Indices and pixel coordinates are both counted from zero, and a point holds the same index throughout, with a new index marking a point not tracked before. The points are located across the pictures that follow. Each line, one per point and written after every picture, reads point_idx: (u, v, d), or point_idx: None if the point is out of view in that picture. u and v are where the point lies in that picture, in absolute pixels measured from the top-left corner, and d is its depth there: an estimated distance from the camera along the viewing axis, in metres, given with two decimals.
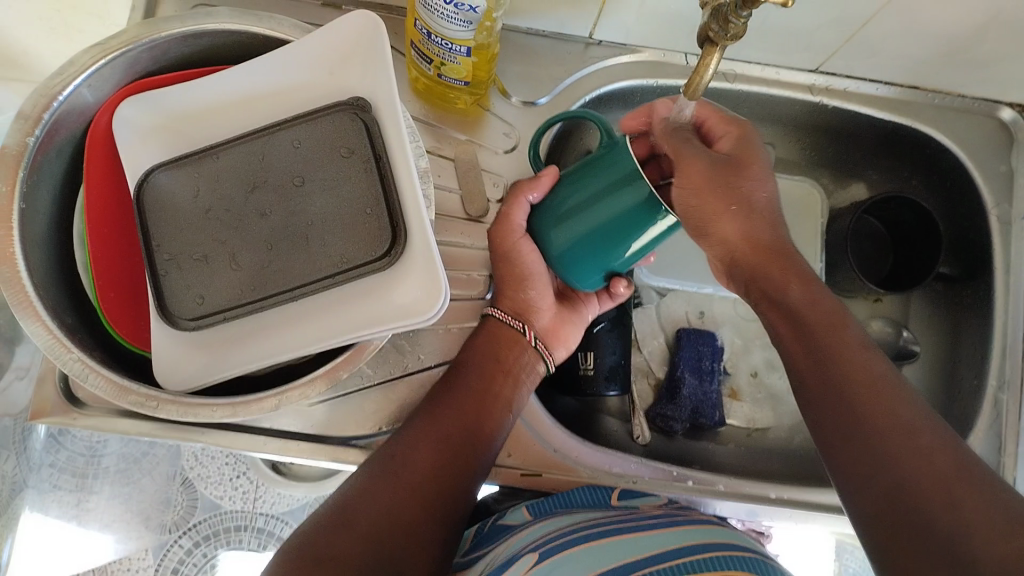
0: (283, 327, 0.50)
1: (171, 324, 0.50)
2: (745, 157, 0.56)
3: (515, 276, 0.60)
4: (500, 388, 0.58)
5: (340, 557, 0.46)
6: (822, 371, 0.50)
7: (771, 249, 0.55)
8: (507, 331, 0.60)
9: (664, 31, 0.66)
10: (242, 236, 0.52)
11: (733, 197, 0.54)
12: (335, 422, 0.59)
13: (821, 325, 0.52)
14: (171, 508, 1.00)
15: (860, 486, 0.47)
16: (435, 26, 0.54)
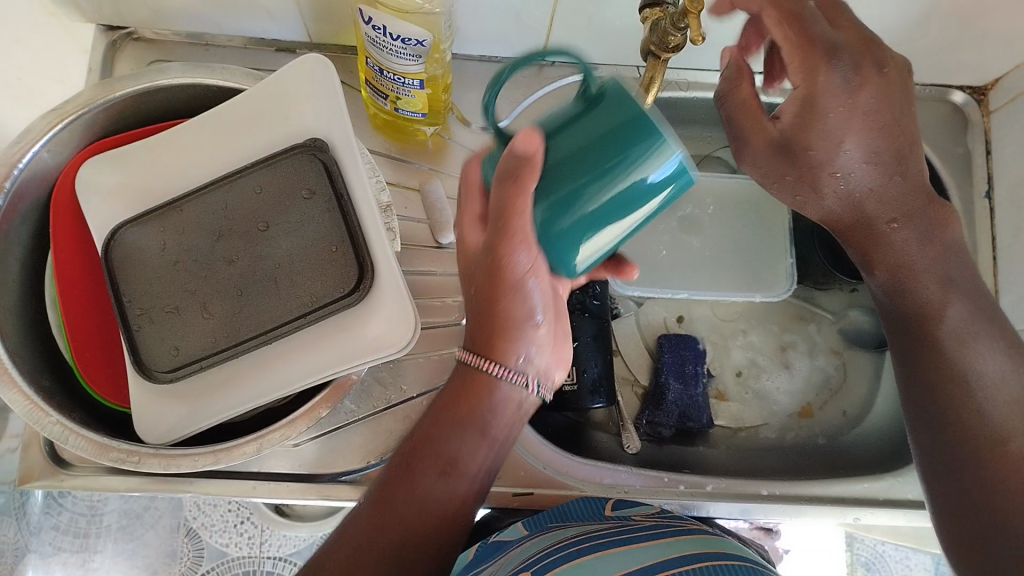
0: (261, 370, 0.51)
1: (148, 378, 0.50)
2: (802, 133, 0.51)
3: (513, 315, 0.47)
4: (466, 408, 0.49)
5: None
6: (914, 352, 0.54)
7: (884, 230, 0.54)
8: (483, 379, 0.49)
9: (613, 45, 0.67)
10: (210, 285, 0.52)
11: (808, 180, 0.53)
12: (324, 460, 0.60)
13: (914, 320, 0.54)
14: (177, 561, 1.01)
15: (945, 485, 0.52)
16: (385, 63, 0.55)
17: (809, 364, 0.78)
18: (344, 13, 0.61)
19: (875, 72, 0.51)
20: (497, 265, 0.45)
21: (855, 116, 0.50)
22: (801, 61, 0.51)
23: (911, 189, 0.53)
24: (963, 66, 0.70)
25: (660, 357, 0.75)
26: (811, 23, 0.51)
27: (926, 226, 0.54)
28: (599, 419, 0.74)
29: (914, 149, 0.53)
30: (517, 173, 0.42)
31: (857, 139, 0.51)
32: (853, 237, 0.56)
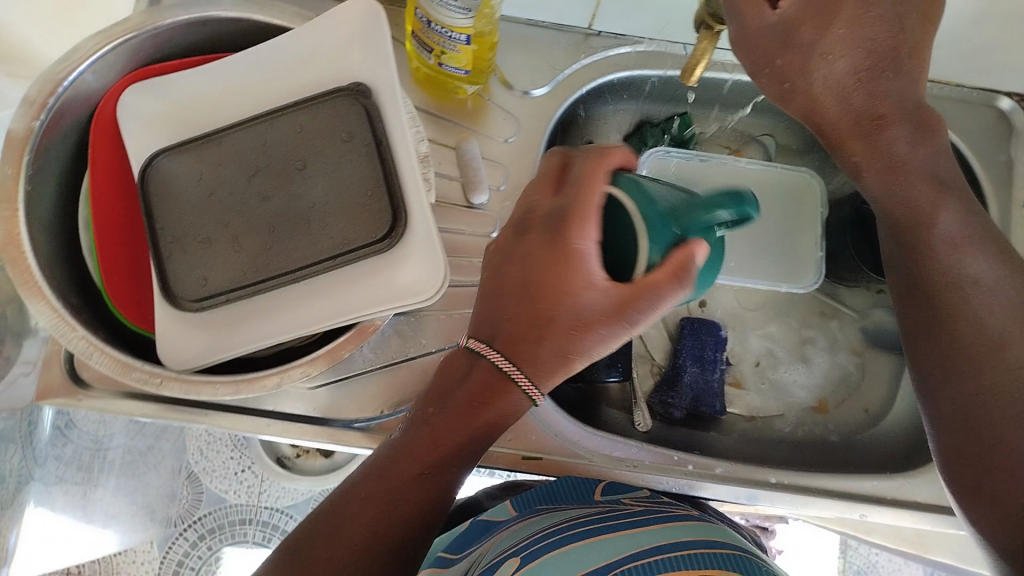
0: (287, 309, 0.51)
1: (177, 306, 0.51)
2: (795, 24, 0.53)
3: (537, 324, 0.47)
4: (424, 503, 0.50)
5: None
6: (913, 250, 0.54)
7: (864, 122, 0.54)
8: (497, 377, 0.48)
9: (662, 20, 0.67)
10: (243, 219, 0.52)
11: (783, 58, 0.54)
12: (336, 405, 0.60)
13: (906, 226, 0.54)
14: (176, 502, 1.05)
15: (936, 386, 0.51)
16: (435, 14, 0.56)
17: (825, 360, 0.77)
18: None
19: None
20: (602, 313, 0.46)
21: (844, 6, 0.52)
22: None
23: (906, 89, 0.53)
24: (1015, 70, 0.69)
25: (680, 339, 0.75)
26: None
27: (915, 129, 0.54)
28: (612, 398, 0.74)
29: (909, 54, 0.53)
30: (678, 278, 0.44)
31: (845, 29, 0.52)
32: (826, 128, 0.56)
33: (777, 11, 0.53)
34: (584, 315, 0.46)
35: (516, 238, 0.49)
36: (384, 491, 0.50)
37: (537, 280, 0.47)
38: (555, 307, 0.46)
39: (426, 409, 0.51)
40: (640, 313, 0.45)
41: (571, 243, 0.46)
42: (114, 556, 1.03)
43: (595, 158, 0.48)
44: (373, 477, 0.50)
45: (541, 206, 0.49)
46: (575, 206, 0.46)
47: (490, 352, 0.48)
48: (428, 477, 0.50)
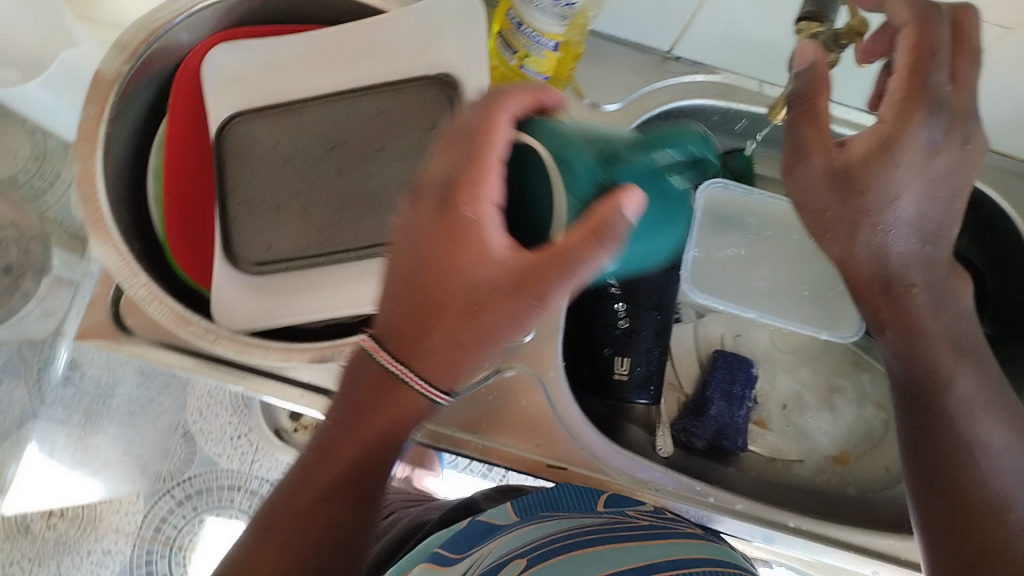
0: (347, 286, 0.51)
1: (237, 267, 0.51)
2: (856, 175, 0.49)
3: (431, 309, 0.43)
4: (337, 535, 0.50)
5: None
6: (919, 407, 0.53)
7: (898, 288, 0.52)
8: (381, 377, 0.45)
9: (744, 55, 0.66)
10: (314, 190, 0.52)
11: (835, 209, 0.51)
12: None
13: (918, 384, 0.53)
14: (168, 458, 1.06)
15: (942, 550, 0.49)
16: (527, 18, 0.56)
17: (853, 412, 0.77)
18: None
19: (956, 146, 0.49)
20: (504, 291, 0.41)
21: (919, 173, 0.49)
22: (899, 106, 0.48)
23: (941, 255, 0.52)
24: None
25: (712, 371, 0.75)
26: (931, 97, 0.48)
27: (945, 292, 0.53)
28: (636, 416, 0.74)
29: (956, 222, 0.52)
30: (595, 239, 0.38)
31: (911, 196, 0.49)
32: (861, 286, 0.53)
33: (844, 155, 0.50)
34: (485, 299, 0.42)
35: (410, 209, 0.44)
36: (293, 530, 0.49)
37: (432, 260, 0.42)
38: (451, 294, 0.42)
39: (321, 440, 0.50)
40: (558, 286, 0.40)
41: (464, 208, 0.41)
42: (100, 503, 1.04)
43: (483, 108, 0.41)
44: (283, 514, 0.49)
45: (429, 173, 0.43)
46: (469, 173, 0.40)
47: (387, 356, 0.44)
48: (336, 505, 0.50)
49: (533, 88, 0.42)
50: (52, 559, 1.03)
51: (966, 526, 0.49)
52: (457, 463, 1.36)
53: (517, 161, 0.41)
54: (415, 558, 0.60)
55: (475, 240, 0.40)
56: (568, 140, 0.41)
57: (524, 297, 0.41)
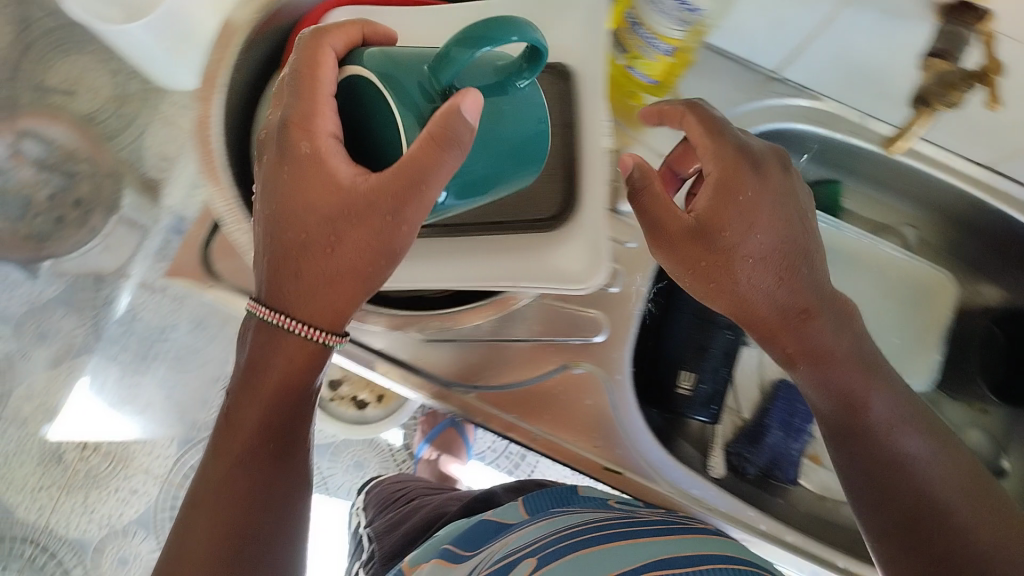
0: (440, 261, 0.52)
1: None
2: (718, 214, 0.50)
3: (300, 246, 0.45)
4: (260, 485, 0.50)
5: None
6: (844, 430, 0.53)
7: (792, 317, 0.52)
8: (268, 328, 0.48)
9: (851, 86, 0.64)
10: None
11: (710, 256, 0.50)
12: (423, 355, 0.66)
13: (842, 411, 0.53)
14: (204, 409, 1.12)
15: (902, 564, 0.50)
16: (647, 18, 0.55)
17: None
18: None
19: (777, 171, 0.52)
20: (358, 215, 0.44)
21: (760, 207, 0.51)
22: (717, 159, 0.51)
23: (819, 278, 0.52)
24: None
25: (773, 399, 0.75)
26: (732, 131, 0.53)
27: (835, 317, 0.53)
28: (689, 434, 0.73)
29: (815, 253, 0.53)
30: (439, 147, 0.41)
31: (760, 237, 0.51)
32: (747, 322, 0.53)
33: (693, 213, 0.51)
34: (341, 226, 0.45)
35: (258, 167, 0.47)
36: (217, 490, 0.50)
37: (280, 198, 0.45)
38: (309, 230, 0.45)
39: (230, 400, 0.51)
40: (413, 202, 0.43)
41: (311, 145, 0.44)
42: (133, 444, 1.10)
43: (303, 54, 0.45)
44: (209, 475, 0.50)
45: (268, 127, 0.47)
46: (301, 115, 0.44)
47: (259, 305, 0.48)
48: (256, 458, 0.50)
49: (353, 25, 0.47)
50: (79, 489, 1.08)
51: (920, 537, 0.49)
52: (483, 456, 1.38)
53: (364, 102, 0.44)
54: (427, 552, 0.63)
55: (325, 169, 0.44)
56: (399, 62, 0.44)
57: (385, 215, 0.43)
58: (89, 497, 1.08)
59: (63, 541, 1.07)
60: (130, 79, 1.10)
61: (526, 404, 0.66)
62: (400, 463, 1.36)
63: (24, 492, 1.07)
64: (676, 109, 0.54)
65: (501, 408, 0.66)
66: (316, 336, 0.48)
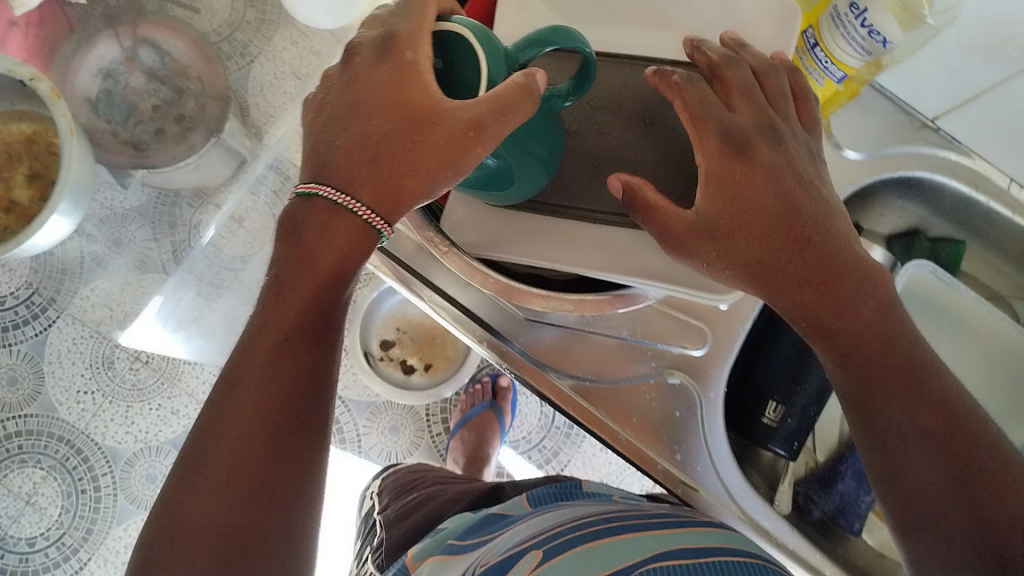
0: (571, 242, 0.51)
1: (477, 191, 0.53)
2: (724, 206, 0.46)
3: (366, 149, 0.44)
4: (302, 367, 0.45)
5: (218, 467, 0.42)
6: (871, 403, 0.47)
7: (810, 304, 0.46)
8: (324, 208, 0.44)
9: (1009, 146, 0.62)
10: (573, 141, 0.52)
11: (719, 245, 0.46)
12: (508, 325, 0.67)
13: (873, 385, 0.47)
14: None
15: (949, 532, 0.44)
16: (828, 42, 0.54)
17: None
18: None
19: (770, 145, 0.47)
20: (427, 128, 0.42)
21: (764, 190, 0.46)
22: (707, 148, 0.47)
23: (840, 247, 0.47)
24: None
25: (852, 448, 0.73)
26: (715, 106, 0.47)
27: (860, 289, 0.47)
28: (761, 464, 0.71)
29: (827, 220, 0.47)
30: (523, 99, 0.40)
31: (764, 213, 0.46)
32: (785, 303, 0.47)
33: (698, 208, 0.46)
34: (413, 136, 0.43)
35: (344, 71, 0.46)
36: (260, 369, 0.44)
37: (368, 104, 0.44)
38: (393, 127, 0.43)
39: (274, 276, 0.46)
40: (484, 141, 0.41)
41: (406, 58, 0.42)
42: (183, 365, 1.18)
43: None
44: (249, 355, 0.44)
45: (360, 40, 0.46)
46: (406, 32, 0.42)
47: (323, 186, 0.44)
48: (302, 337, 0.45)
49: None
50: (124, 400, 1.17)
51: (968, 498, 0.43)
52: (516, 444, 1.36)
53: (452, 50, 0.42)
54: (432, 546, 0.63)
55: (417, 85, 0.42)
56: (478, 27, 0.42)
57: (459, 138, 0.41)
58: (131, 409, 1.17)
59: (98, 446, 1.16)
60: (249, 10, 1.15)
61: (612, 404, 0.65)
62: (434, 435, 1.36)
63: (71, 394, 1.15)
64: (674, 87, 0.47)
65: (588, 403, 0.65)
66: (377, 224, 0.45)
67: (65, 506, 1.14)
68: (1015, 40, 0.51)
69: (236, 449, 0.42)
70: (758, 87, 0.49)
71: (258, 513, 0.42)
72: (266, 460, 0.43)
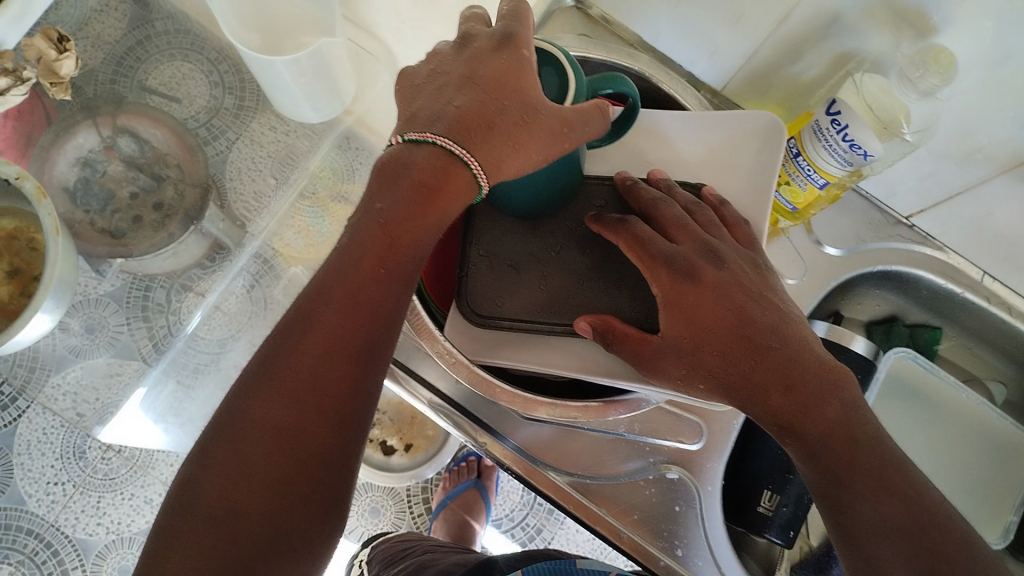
0: (565, 357, 0.53)
1: (463, 313, 0.55)
2: (685, 334, 0.46)
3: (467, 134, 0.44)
4: (383, 302, 0.45)
5: (290, 387, 0.42)
6: (836, 501, 0.44)
7: (775, 410, 0.45)
8: (437, 161, 0.44)
9: (979, 243, 0.65)
10: (558, 260, 0.54)
11: (686, 363, 0.46)
12: (505, 423, 0.68)
13: (837, 484, 0.44)
14: None
15: None
16: (811, 152, 0.58)
17: None
18: (779, 84, 0.63)
19: (712, 265, 0.47)
20: (538, 117, 0.44)
21: (715, 304, 0.46)
22: (656, 282, 0.48)
23: (797, 347, 0.45)
24: None
25: None
26: (657, 241, 0.48)
27: (824, 385, 0.44)
28: (756, 551, 0.71)
29: (780, 322, 0.46)
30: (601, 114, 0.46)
31: (717, 328, 0.46)
32: (750, 409, 0.45)
33: (661, 335, 0.47)
34: (518, 125, 0.44)
35: (457, 50, 0.47)
36: (351, 293, 0.44)
37: (483, 77, 0.44)
38: (505, 95, 0.44)
39: (372, 205, 0.44)
40: (577, 132, 0.45)
41: (522, 53, 0.45)
42: (157, 455, 1.22)
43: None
44: (341, 278, 0.44)
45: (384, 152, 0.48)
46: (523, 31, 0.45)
47: (437, 134, 0.44)
48: (390, 271, 0.45)
49: None
50: (93, 491, 1.24)
51: None
52: (499, 523, 1.35)
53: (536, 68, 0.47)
54: None
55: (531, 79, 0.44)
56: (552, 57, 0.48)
57: (562, 132, 0.44)
58: (103, 500, 1.23)
59: (68, 540, 1.23)
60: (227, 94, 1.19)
61: (613, 501, 0.66)
62: (416, 517, 1.35)
63: (41, 486, 1.23)
64: (614, 230, 0.50)
65: (589, 501, 0.66)
66: (474, 167, 0.44)
67: None
68: (987, 151, 0.54)
69: (305, 380, 0.43)
70: (689, 217, 0.50)
71: (327, 436, 0.43)
72: (334, 397, 0.43)
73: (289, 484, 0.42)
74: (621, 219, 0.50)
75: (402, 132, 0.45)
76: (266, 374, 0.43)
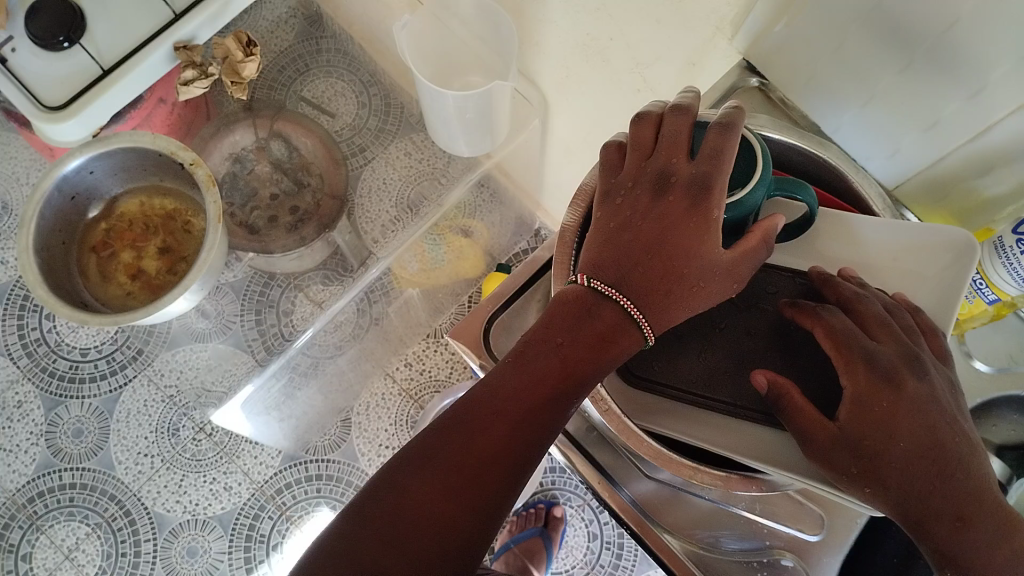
0: (719, 430, 0.56)
1: (621, 374, 0.60)
2: (869, 434, 0.49)
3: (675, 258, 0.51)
4: (542, 421, 0.51)
5: (449, 475, 0.49)
6: None
7: (939, 531, 0.47)
8: (614, 310, 0.52)
9: None
10: (722, 336, 0.58)
11: (861, 462, 0.48)
12: (621, 472, 0.71)
13: None
14: (325, 435, 1.43)
15: None
16: (988, 269, 0.62)
17: None
18: (956, 196, 0.64)
19: (914, 377, 0.50)
20: (713, 281, 0.52)
21: (904, 416, 0.48)
22: (849, 376, 0.50)
23: (977, 481, 0.48)
24: None
25: None
26: (856, 337, 0.51)
27: (998, 525, 0.47)
28: None
29: (968, 451, 0.49)
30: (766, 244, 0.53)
31: (904, 439, 0.48)
32: (914, 527, 0.48)
33: (841, 424, 0.49)
34: (696, 285, 0.52)
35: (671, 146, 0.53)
36: (520, 408, 0.51)
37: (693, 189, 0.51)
38: (686, 265, 0.51)
39: (553, 337, 0.52)
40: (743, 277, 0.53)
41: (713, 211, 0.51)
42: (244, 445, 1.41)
43: (729, 135, 0.51)
44: (514, 393, 0.51)
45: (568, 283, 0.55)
46: (717, 182, 0.50)
47: (618, 294, 0.52)
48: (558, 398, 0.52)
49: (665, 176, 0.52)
50: (180, 469, 1.39)
51: None
52: None
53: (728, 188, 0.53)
54: None
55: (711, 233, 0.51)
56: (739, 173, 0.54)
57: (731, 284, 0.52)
58: (186, 480, 1.39)
59: (146, 512, 1.38)
60: (371, 115, 1.23)
61: None
62: None
63: (131, 455, 1.39)
64: (812, 316, 0.53)
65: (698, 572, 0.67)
66: (644, 327, 0.52)
67: (102, 566, 1.35)
68: None
69: (462, 472, 0.49)
70: (891, 321, 0.52)
71: (467, 523, 0.49)
72: (481, 491, 0.50)
73: (428, 557, 0.48)
74: (819, 308, 0.53)
75: (589, 276, 0.53)
76: (428, 457, 0.50)
